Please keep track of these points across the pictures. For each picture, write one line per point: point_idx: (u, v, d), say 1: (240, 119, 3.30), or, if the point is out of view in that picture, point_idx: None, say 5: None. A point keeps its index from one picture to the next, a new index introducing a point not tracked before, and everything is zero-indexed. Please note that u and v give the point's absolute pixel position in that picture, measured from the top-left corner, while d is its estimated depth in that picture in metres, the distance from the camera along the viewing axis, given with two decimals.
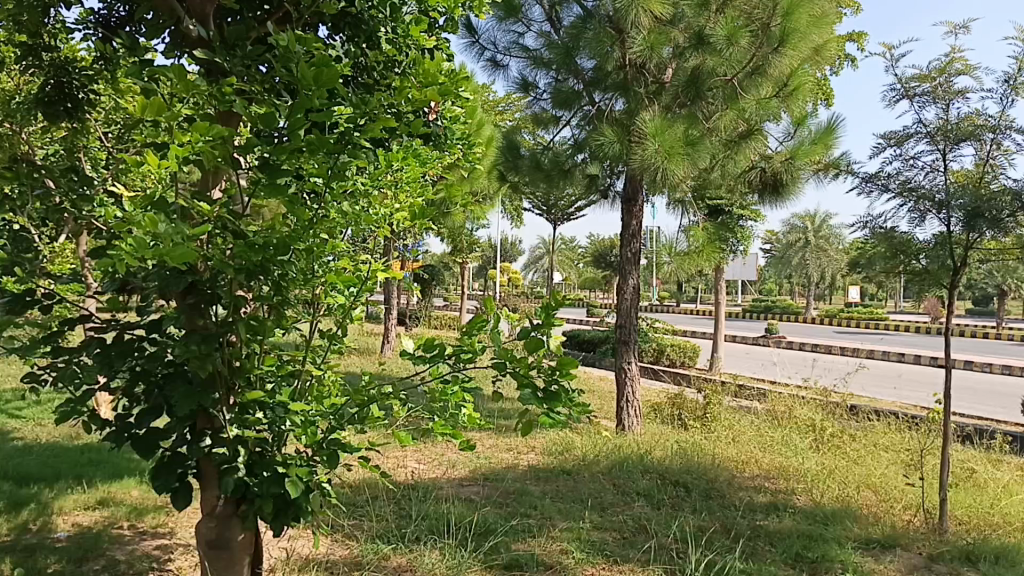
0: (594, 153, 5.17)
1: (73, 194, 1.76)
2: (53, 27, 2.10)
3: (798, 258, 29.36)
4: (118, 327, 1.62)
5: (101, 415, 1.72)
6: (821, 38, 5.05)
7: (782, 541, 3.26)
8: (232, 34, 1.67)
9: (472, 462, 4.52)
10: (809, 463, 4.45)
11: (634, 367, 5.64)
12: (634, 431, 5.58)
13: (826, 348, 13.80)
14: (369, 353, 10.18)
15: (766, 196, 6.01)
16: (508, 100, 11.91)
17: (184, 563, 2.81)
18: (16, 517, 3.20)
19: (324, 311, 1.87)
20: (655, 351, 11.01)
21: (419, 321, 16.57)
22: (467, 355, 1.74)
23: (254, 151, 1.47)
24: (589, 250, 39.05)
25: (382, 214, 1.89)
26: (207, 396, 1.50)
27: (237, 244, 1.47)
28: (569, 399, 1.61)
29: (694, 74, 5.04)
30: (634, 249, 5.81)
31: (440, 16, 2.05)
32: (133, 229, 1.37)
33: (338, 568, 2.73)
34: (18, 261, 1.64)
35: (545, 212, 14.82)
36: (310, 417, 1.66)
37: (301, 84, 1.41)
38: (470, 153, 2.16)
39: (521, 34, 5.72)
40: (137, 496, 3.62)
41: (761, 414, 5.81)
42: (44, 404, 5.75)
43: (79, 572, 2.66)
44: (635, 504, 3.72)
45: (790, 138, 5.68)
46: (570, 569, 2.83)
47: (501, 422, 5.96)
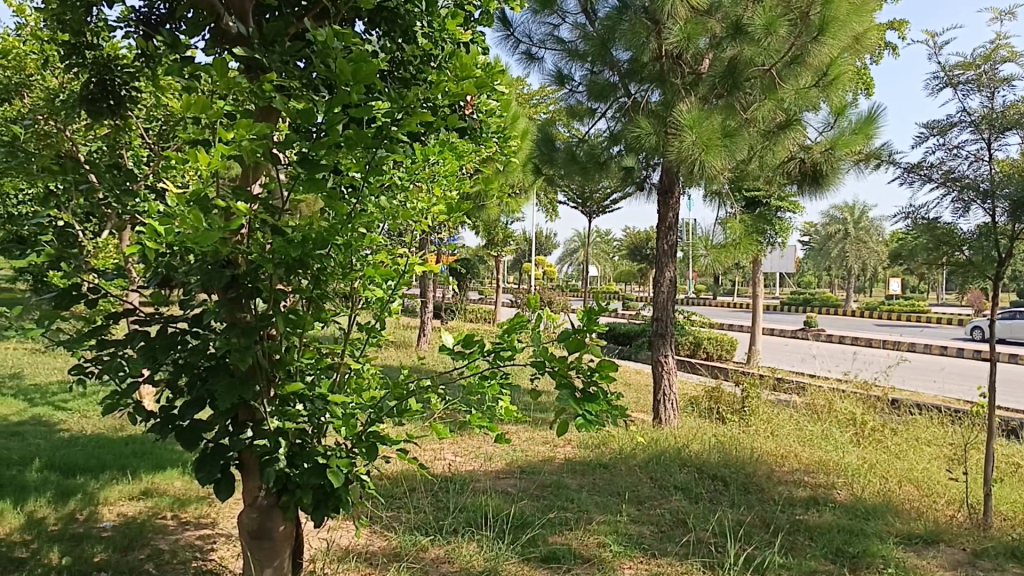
0: (629, 144, 5.15)
1: (117, 190, 1.79)
2: (97, 25, 2.13)
3: (837, 250, 28.97)
4: (160, 320, 1.65)
5: (146, 407, 1.75)
6: (862, 26, 4.97)
7: (823, 536, 3.22)
8: (271, 30, 1.69)
9: (508, 455, 4.53)
10: (850, 457, 4.40)
11: (671, 360, 5.61)
12: (671, 424, 5.55)
13: (867, 342, 13.60)
14: (406, 345, 10.24)
15: (805, 187, 5.94)
16: (542, 93, 11.88)
17: (226, 553, 2.86)
18: (63, 506, 3.27)
19: (362, 305, 1.89)
20: (692, 345, 10.93)
21: (455, 315, 16.64)
22: (505, 353, 1.71)
23: (293, 147, 1.49)
24: (625, 243, 38.87)
25: (419, 208, 1.90)
26: (248, 389, 1.52)
27: (277, 239, 1.48)
28: (606, 400, 1.62)
29: (731, 64, 4.92)
30: (671, 241, 5.77)
31: (474, 9, 2.06)
32: (175, 224, 1.39)
33: (377, 559, 2.75)
34: (64, 256, 1.67)
35: (580, 204, 14.77)
36: (349, 410, 1.68)
37: (339, 80, 1.42)
38: (505, 146, 2.16)
39: (556, 26, 5.70)
40: (180, 487, 3.68)
41: (800, 407, 5.76)
42: (90, 396, 5.87)
43: (125, 560, 2.71)
44: (672, 497, 3.70)
45: (830, 128, 5.60)
46: (608, 563, 2.82)
47: (538, 415, 5.96)
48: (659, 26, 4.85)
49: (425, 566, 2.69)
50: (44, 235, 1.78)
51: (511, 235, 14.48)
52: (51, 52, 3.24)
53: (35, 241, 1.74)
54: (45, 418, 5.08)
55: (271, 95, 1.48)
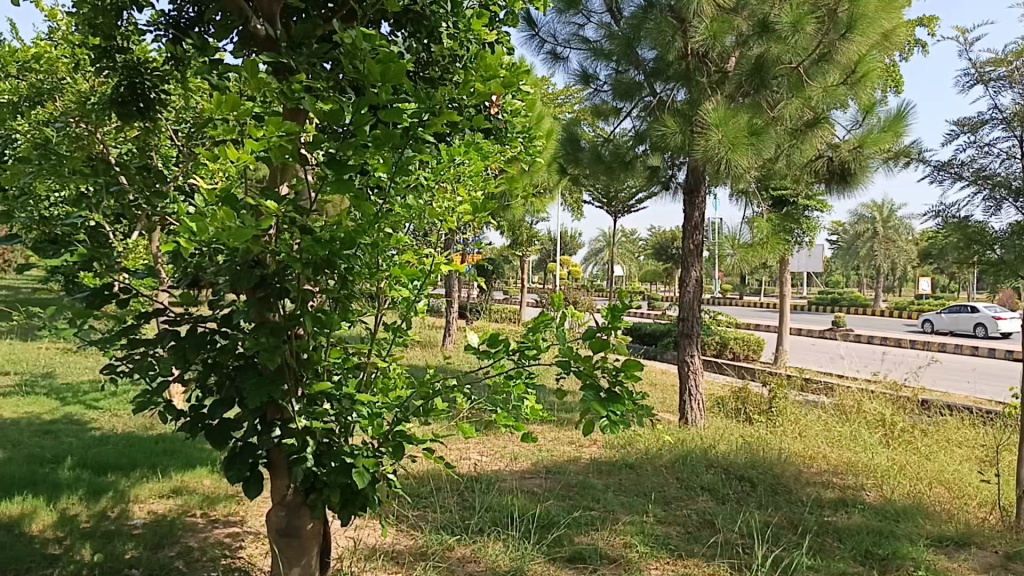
0: (655, 144, 5.13)
1: (148, 192, 1.82)
2: (127, 29, 2.16)
3: (866, 249, 28.66)
4: (191, 320, 1.67)
5: (176, 406, 1.77)
6: (891, 23, 4.91)
7: (852, 538, 3.20)
8: (298, 33, 1.71)
9: (533, 454, 4.53)
10: (879, 458, 4.35)
11: (697, 360, 5.58)
12: (697, 424, 5.52)
13: (895, 342, 13.46)
14: (431, 345, 10.27)
15: (833, 186, 5.88)
16: (566, 93, 11.85)
17: (255, 551, 2.88)
18: (95, 504, 3.32)
19: (388, 304, 1.90)
20: (718, 344, 10.88)
21: (480, 314, 16.67)
22: (531, 352, 1.71)
23: (321, 148, 1.50)
24: (651, 242, 38.70)
25: (445, 208, 1.91)
26: (277, 388, 1.53)
27: (305, 238, 1.49)
28: (632, 400, 1.62)
29: (759, 61, 4.88)
30: (697, 240, 5.73)
31: (499, 10, 2.06)
32: (207, 223, 1.40)
33: (404, 558, 2.76)
34: (96, 256, 1.70)
35: (605, 204, 14.73)
36: (376, 409, 1.70)
37: (367, 80, 1.43)
38: (531, 146, 2.16)
39: (581, 26, 5.69)
40: (209, 485, 3.71)
41: (829, 407, 5.70)
42: (121, 395, 5.94)
43: (155, 558, 2.74)
44: (699, 498, 3.69)
45: (859, 126, 5.55)
46: (635, 563, 2.81)
47: (564, 415, 5.95)
48: (685, 24, 4.83)
49: (451, 566, 2.70)
50: (77, 236, 1.81)
51: (535, 234, 14.47)
52: (82, 56, 3.28)
53: (70, 242, 1.77)
54: (77, 417, 5.15)
55: (300, 95, 1.49)
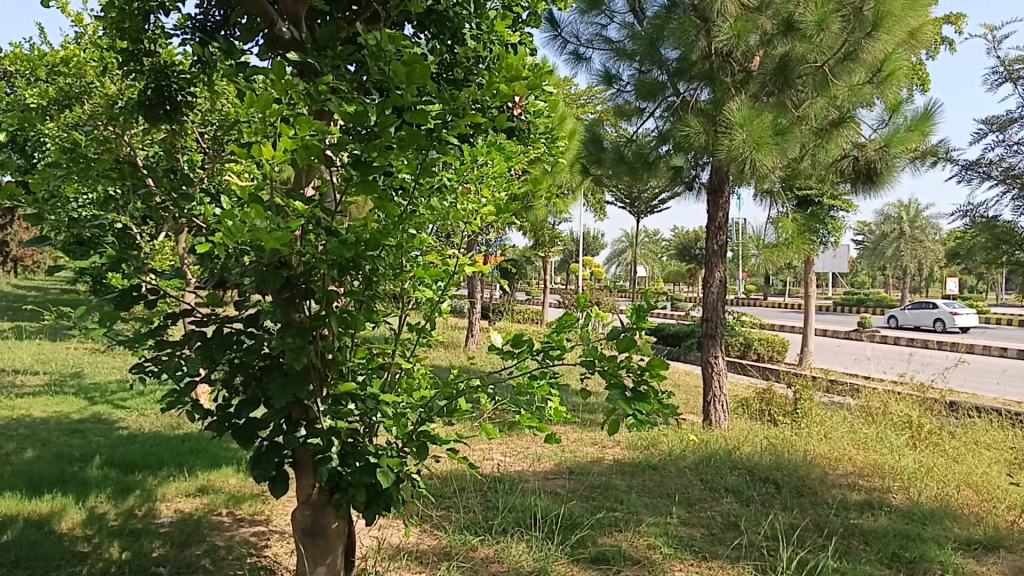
0: (678, 144, 5.11)
1: (175, 194, 1.83)
2: (154, 33, 2.19)
3: (892, 249, 28.38)
4: (217, 321, 1.68)
5: (203, 406, 1.79)
6: (918, 21, 4.86)
7: (879, 540, 3.17)
8: (323, 35, 1.74)
9: (556, 455, 4.52)
10: (906, 460, 4.31)
11: (721, 362, 5.55)
12: (721, 425, 5.50)
13: (922, 344, 13.31)
14: (454, 346, 10.28)
15: (859, 186, 5.83)
16: (589, 93, 11.83)
17: (280, 550, 2.90)
18: (123, 502, 3.35)
19: (412, 305, 1.90)
20: (742, 346, 10.82)
21: (502, 315, 16.66)
22: (555, 352, 1.71)
23: (347, 149, 1.51)
24: (674, 242, 38.54)
25: (469, 209, 1.92)
26: (302, 388, 1.54)
27: (331, 239, 1.50)
28: (657, 399, 1.62)
29: (783, 61, 4.86)
30: (721, 241, 5.70)
31: (522, 11, 2.06)
32: (236, 222, 1.42)
33: (427, 558, 2.77)
34: (124, 258, 1.73)
35: (628, 204, 14.68)
36: (401, 409, 1.70)
37: (393, 82, 1.44)
38: (554, 147, 2.16)
39: (604, 26, 5.68)
40: (234, 484, 3.75)
41: (855, 409, 5.65)
42: (148, 394, 6.00)
43: (183, 556, 2.77)
44: (724, 500, 3.67)
45: (885, 125, 5.50)
46: (659, 565, 2.81)
47: (587, 416, 5.94)
48: (708, 24, 4.81)
49: (475, 566, 2.70)
50: (106, 238, 1.84)
51: (558, 235, 14.46)
52: (110, 59, 3.32)
53: (98, 244, 1.80)
54: (105, 416, 5.21)
55: (326, 97, 1.50)
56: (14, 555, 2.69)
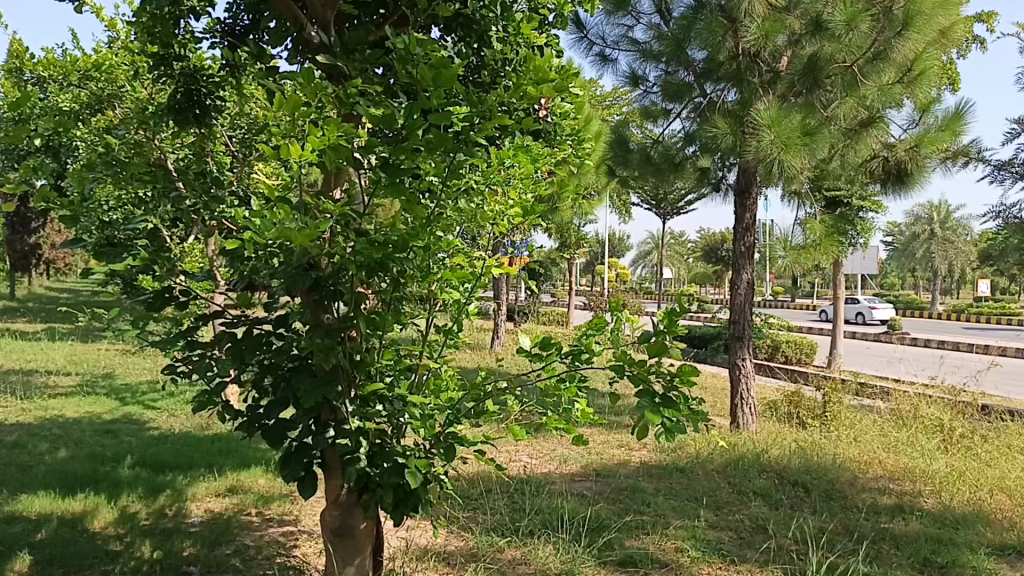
0: (705, 145, 5.08)
1: (205, 197, 1.85)
2: (184, 38, 2.23)
3: (922, 250, 28.02)
4: (246, 322, 1.70)
5: (233, 407, 1.81)
6: (949, 20, 4.81)
7: (910, 545, 3.13)
8: (351, 39, 1.75)
9: (583, 457, 4.52)
10: (938, 464, 4.25)
11: (748, 364, 5.51)
12: (749, 428, 5.45)
13: (953, 347, 13.13)
14: (480, 348, 10.27)
15: (889, 186, 5.76)
16: (615, 95, 11.79)
17: (308, 550, 2.91)
18: (154, 502, 3.39)
19: (439, 307, 1.91)
20: (770, 348, 10.73)
21: (529, 317, 16.65)
22: (584, 356, 1.70)
23: (375, 152, 1.51)
24: (701, 243, 38.31)
25: (496, 210, 1.92)
26: (331, 389, 1.55)
27: (359, 240, 1.51)
28: (687, 405, 1.61)
29: (811, 61, 4.84)
30: (749, 242, 5.65)
31: (549, 13, 2.06)
32: (266, 222, 1.43)
33: (455, 559, 2.78)
34: (155, 260, 1.75)
35: (654, 206, 14.60)
36: (428, 411, 1.70)
37: (420, 85, 1.45)
38: (580, 148, 2.15)
39: (630, 27, 5.67)
40: (264, 484, 3.78)
41: (885, 412, 5.59)
42: (178, 395, 6.06)
43: (213, 555, 2.80)
44: (752, 503, 3.65)
45: (915, 125, 5.43)
46: (686, 568, 2.79)
47: (614, 419, 5.92)
48: (735, 23, 4.79)
49: (502, 567, 2.71)
50: (139, 240, 1.87)
51: (584, 236, 14.42)
52: (141, 64, 3.35)
53: (131, 245, 1.83)
54: (136, 416, 5.27)
55: (354, 100, 1.51)
56: (49, 553, 2.73)
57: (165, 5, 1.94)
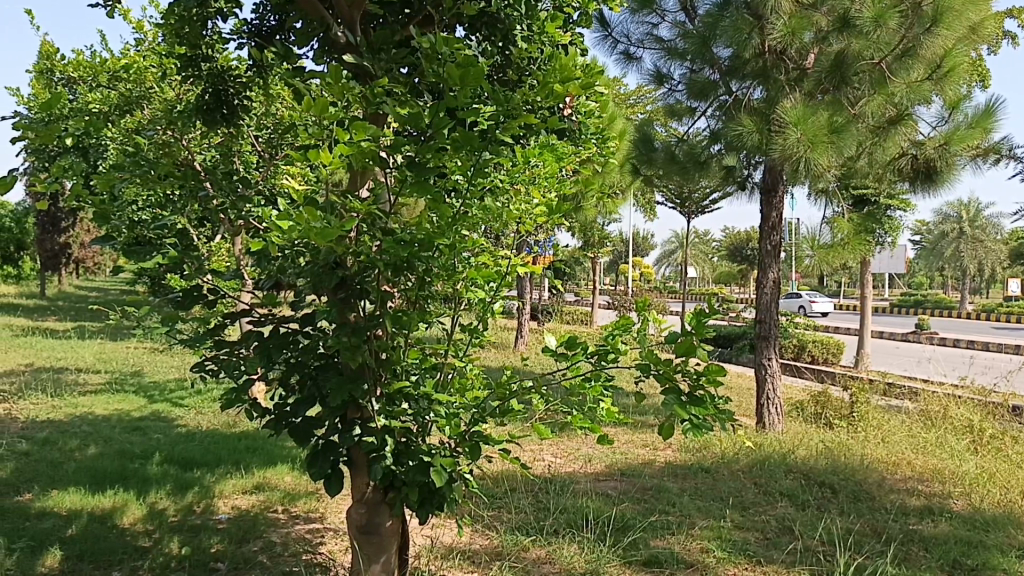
0: (730, 143, 5.05)
1: (233, 196, 1.88)
2: (212, 38, 2.23)
3: (951, 249, 27.68)
4: (273, 320, 1.72)
5: (261, 405, 1.82)
6: (980, 15, 4.73)
7: (940, 546, 3.09)
8: (377, 39, 1.76)
9: (608, 457, 4.50)
10: (968, 466, 4.20)
11: (774, 364, 5.48)
12: (775, 429, 5.42)
13: (982, 347, 12.97)
14: (504, 347, 10.29)
15: (918, 185, 5.70)
16: (640, 94, 11.73)
17: (334, 547, 2.93)
18: (182, 498, 3.43)
19: (464, 306, 1.91)
20: (796, 348, 10.65)
21: (552, 316, 16.66)
22: (610, 356, 1.69)
23: (401, 151, 1.52)
24: (725, 242, 38.08)
25: (522, 210, 1.93)
26: (357, 387, 1.56)
27: (386, 240, 1.52)
28: (713, 404, 1.60)
29: (839, 58, 4.81)
30: (775, 241, 5.59)
31: (573, 11, 2.05)
32: (293, 224, 1.43)
33: (480, 558, 2.78)
34: (184, 258, 1.77)
35: (679, 205, 14.51)
36: (454, 409, 1.70)
37: (446, 83, 1.45)
38: (605, 147, 2.14)
39: (655, 25, 5.65)
40: (290, 481, 3.80)
41: (914, 413, 5.52)
42: (205, 394, 6.11)
43: (240, 552, 2.82)
44: (779, 504, 3.62)
45: (945, 123, 5.35)
46: (712, 568, 2.78)
47: (640, 418, 5.90)
48: (762, 20, 4.75)
49: (528, 566, 2.71)
50: (168, 238, 1.89)
51: (608, 236, 14.38)
52: (169, 65, 3.37)
53: (161, 244, 1.86)
54: (164, 414, 5.33)
55: (381, 99, 1.51)
56: (79, 548, 2.77)
57: (192, 6, 1.95)
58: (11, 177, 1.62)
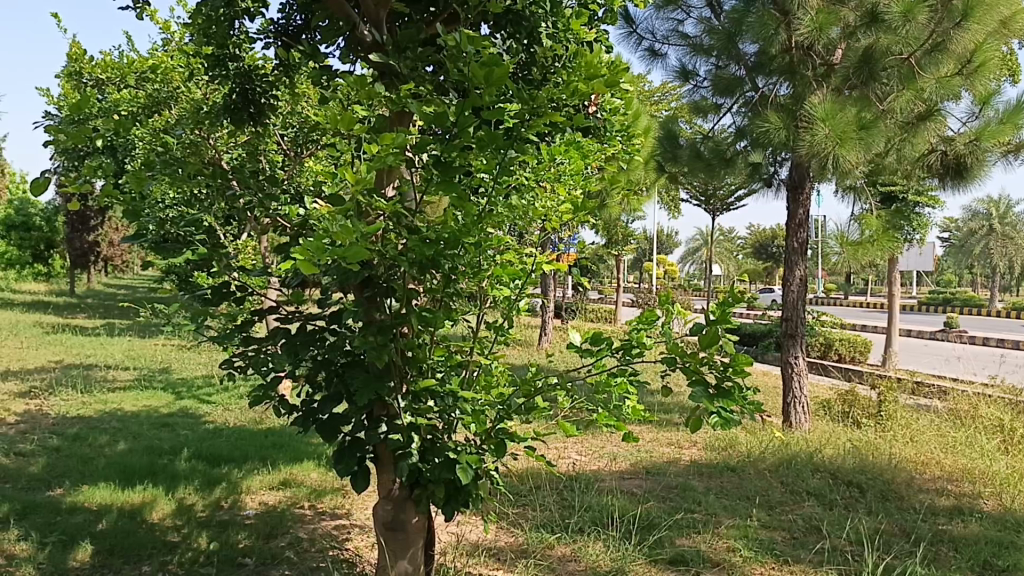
0: (757, 139, 5.02)
1: (262, 194, 1.89)
2: (239, 38, 2.24)
3: (981, 247, 27.31)
4: (301, 318, 1.73)
5: (288, 401, 1.84)
6: (1011, 9, 4.66)
7: (969, 547, 3.06)
8: (403, 37, 1.75)
9: (633, 455, 4.49)
10: (999, 466, 4.15)
11: (801, 362, 5.44)
12: (801, 427, 5.38)
13: (1013, 346, 12.78)
14: (528, 344, 10.29)
15: (947, 181, 5.63)
16: (664, 90, 11.69)
17: (360, 543, 2.95)
18: (210, 494, 3.46)
19: (490, 304, 1.92)
20: (823, 346, 10.56)
21: (576, 314, 16.63)
22: (636, 351, 1.70)
23: (427, 150, 1.52)
24: (751, 240, 37.81)
25: (548, 207, 1.93)
26: (384, 385, 1.58)
27: (412, 239, 1.53)
28: (741, 396, 1.59)
29: (867, 53, 4.76)
30: (802, 238, 5.54)
31: (598, 9, 2.04)
32: (320, 227, 1.45)
33: (505, 555, 2.79)
34: (213, 256, 1.79)
35: (703, 202, 14.44)
36: (479, 406, 1.70)
37: (471, 82, 1.45)
38: (630, 144, 2.14)
39: (681, 21, 5.62)
40: (316, 478, 3.83)
41: (942, 412, 5.46)
42: (232, 391, 6.17)
43: (267, 547, 2.84)
44: (805, 504, 3.59)
45: (975, 118, 5.27)
46: (738, 568, 2.76)
47: (664, 416, 5.88)
48: (789, 16, 4.72)
49: (552, 564, 2.71)
50: (197, 236, 1.91)
51: (632, 233, 14.33)
52: (196, 65, 3.40)
53: (190, 244, 1.88)
54: (192, 410, 5.38)
55: (406, 100, 1.51)
56: (109, 543, 2.80)
57: (219, 6, 1.97)
58: (44, 178, 1.64)
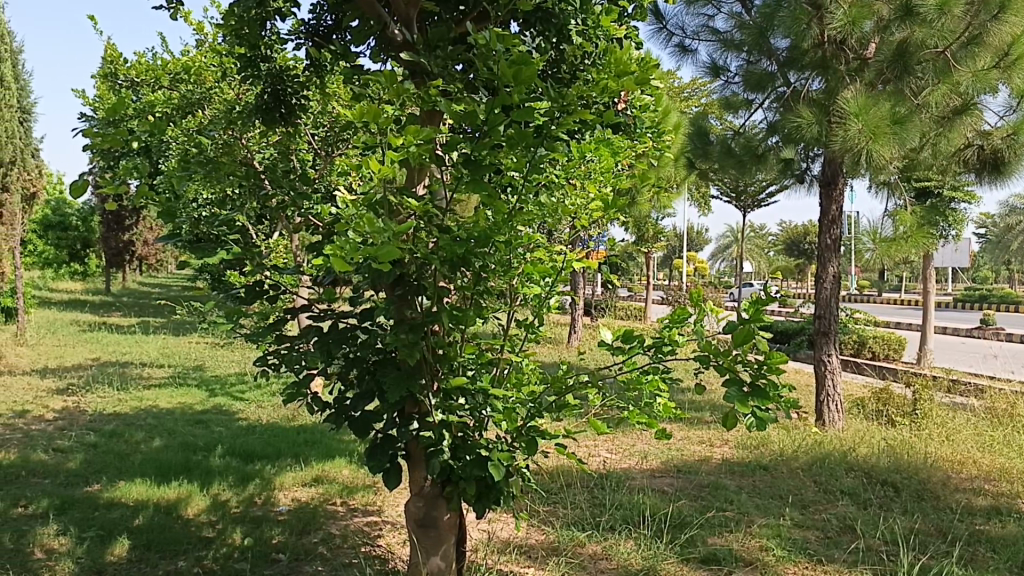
0: (788, 135, 4.97)
1: (294, 193, 1.91)
2: (270, 38, 2.27)
3: (1019, 242, 26.85)
4: (332, 316, 1.75)
5: (321, 399, 1.85)
6: None
7: (1007, 548, 3.01)
8: (434, 35, 1.76)
9: (663, 454, 4.47)
10: None
11: (834, 360, 5.37)
12: (835, 426, 5.31)
13: None
14: (557, 342, 10.26)
15: (984, 176, 5.54)
16: (694, 85, 11.61)
17: (392, 540, 2.97)
18: (243, 490, 3.50)
19: (520, 302, 1.93)
20: (856, 343, 10.44)
21: (606, 312, 16.57)
22: (666, 348, 1.69)
23: (457, 148, 1.53)
24: (782, 237, 37.45)
25: (578, 204, 1.93)
26: (415, 382, 1.58)
27: (442, 238, 1.54)
28: (776, 394, 1.58)
29: (901, 48, 4.70)
30: (835, 234, 5.48)
31: (627, 5, 2.04)
32: (351, 228, 1.45)
33: (536, 553, 2.79)
34: (246, 255, 1.81)
35: (734, 198, 14.32)
36: (510, 404, 1.70)
37: (501, 81, 1.45)
38: (660, 141, 2.13)
39: (711, 17, 5.59)
40: (348, 474, 3.85)
41: (979, 410, 5.38)
42: (264, 388, 6.22)
43: (300, 543, 2.86)
44: (839, 503, 3.55)
45: (1012, 112, 5.19)
46: (771, 567, 2.74)
47: (695, 414, 5.84)
48: (821, 10, 4.67)
49: (584, 562, 2.71)
50: (230, 236, 1.93)
51: (662, 230, 14.24)
52: (228, 65, 3.43)
53: (224, 243, 1.90)
54: (225, 408, 5.43)
55: (436, 98, 1.52)
56: (145, 538, 2.84)
57: (252, 6, 1.99)
58: (81, 181, 1.67)
